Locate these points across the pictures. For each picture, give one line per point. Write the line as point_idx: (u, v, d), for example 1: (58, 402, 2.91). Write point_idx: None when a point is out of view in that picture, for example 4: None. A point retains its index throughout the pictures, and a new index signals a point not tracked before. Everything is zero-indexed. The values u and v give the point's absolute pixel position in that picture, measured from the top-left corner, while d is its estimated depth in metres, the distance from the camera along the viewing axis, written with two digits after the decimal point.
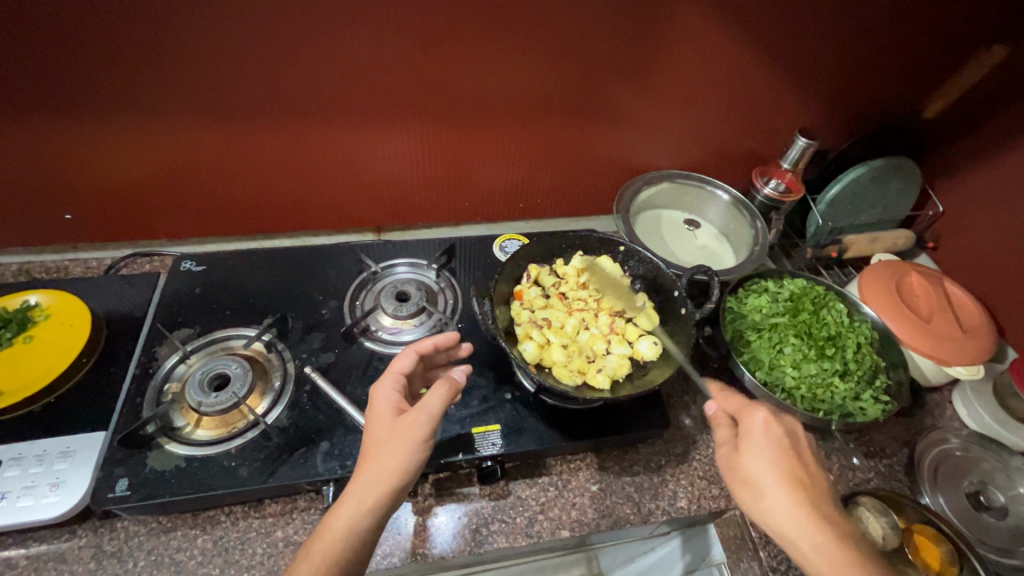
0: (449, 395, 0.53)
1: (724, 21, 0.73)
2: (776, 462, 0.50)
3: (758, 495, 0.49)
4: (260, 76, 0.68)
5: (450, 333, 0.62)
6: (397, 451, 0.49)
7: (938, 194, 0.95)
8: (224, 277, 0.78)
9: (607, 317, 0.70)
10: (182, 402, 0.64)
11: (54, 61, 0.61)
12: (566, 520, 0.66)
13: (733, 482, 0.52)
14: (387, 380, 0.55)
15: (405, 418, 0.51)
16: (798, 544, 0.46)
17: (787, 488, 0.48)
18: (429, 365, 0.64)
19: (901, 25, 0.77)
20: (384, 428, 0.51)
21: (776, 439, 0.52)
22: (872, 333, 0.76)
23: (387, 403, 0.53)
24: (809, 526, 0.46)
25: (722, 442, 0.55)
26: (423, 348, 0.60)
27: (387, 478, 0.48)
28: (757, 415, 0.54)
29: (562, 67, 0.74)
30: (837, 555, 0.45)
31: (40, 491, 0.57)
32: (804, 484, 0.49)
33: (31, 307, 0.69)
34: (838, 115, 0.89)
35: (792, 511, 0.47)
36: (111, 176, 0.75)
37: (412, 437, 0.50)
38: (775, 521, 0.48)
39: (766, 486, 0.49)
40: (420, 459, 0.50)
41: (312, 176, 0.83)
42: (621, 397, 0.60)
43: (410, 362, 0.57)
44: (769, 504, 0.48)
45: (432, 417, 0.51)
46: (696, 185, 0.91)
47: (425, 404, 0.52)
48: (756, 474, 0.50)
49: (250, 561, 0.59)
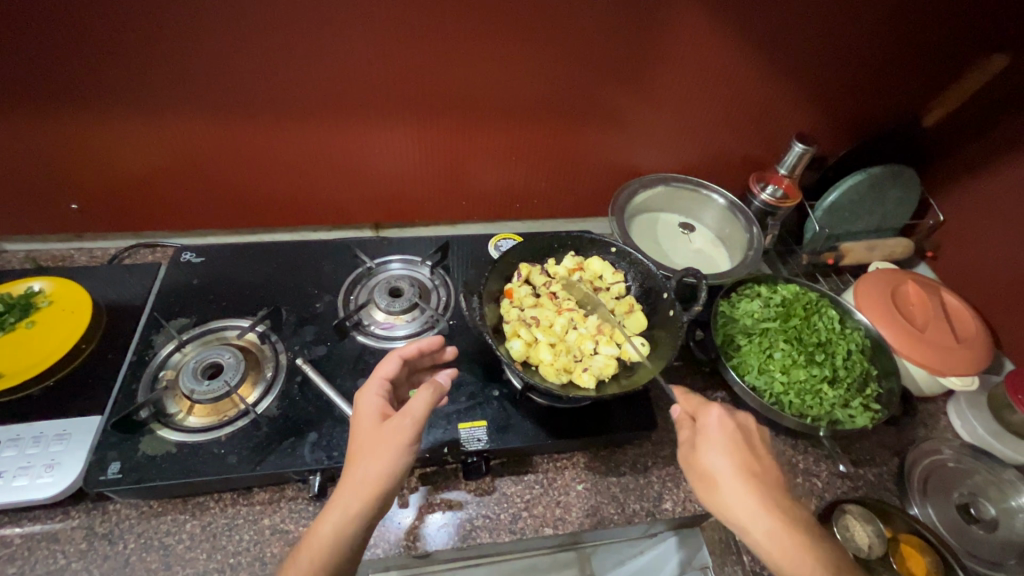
0: (433, 399, 0.53)
1: (721, 25, 0.73)
2: (733, 458, 0.51)
3: (718, 492, 0.50)
4: (260, 72, 0.69)
5: (432, 338, 0.62)
6: (382, 457, 0.49)
7: (939, 203, 0.94)
8: (222, 269, 0.80)
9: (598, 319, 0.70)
10: (175, 389, 0.65)
11: (61, 55, 0.62)
12: (550, 518, 0.66)
13: (694, 478, 0.53)
14: (371, 387, 0.55)
15: (390, 423, 0.51)
16: (758, 538, 0.48)
17: (745, 485, 0.50)
18: (415, 369, 0.65)
19: (901, 32, 0.76)
20: (368, 433, 0.51)
21: (731, 434, 0.53)
22: (864, 340, 0.77)
23: (371, 409, 0.53)
24: (769, 521, 0.48)
25: (682, 441, 0.56)
26: (407, 353, 0.60)
27: (371, 486, 0.48)
28: (713, 411, 0.55)
29: (557, 68, 0.75)
30: (792, 546, 0.47)
31: (35, 472, 0.59)
32: (761, 478, 0.51)
33: (34, 294, 0.71)
34: (837, 121, 0.89)
35: (751, 507, 0.49)
36: (115, 168, 0.77)
37: (396, 443, 0.50)
38: (735, 516, 0.49)
39: (723, 483, 0.50)
40: (405, 464, 0.50)
41: (310, 172, 0.84)
42: (606, 396, 0.60)
43: (394, 367, 0.58)
44: (727, 500, 0.50)
45: (416, 421, 0.51)
46: (692, 189, 0.91)
47: (410, 408, 0.51)
48: (715, 470, 0.51)
49: (237, 547, 0.60)
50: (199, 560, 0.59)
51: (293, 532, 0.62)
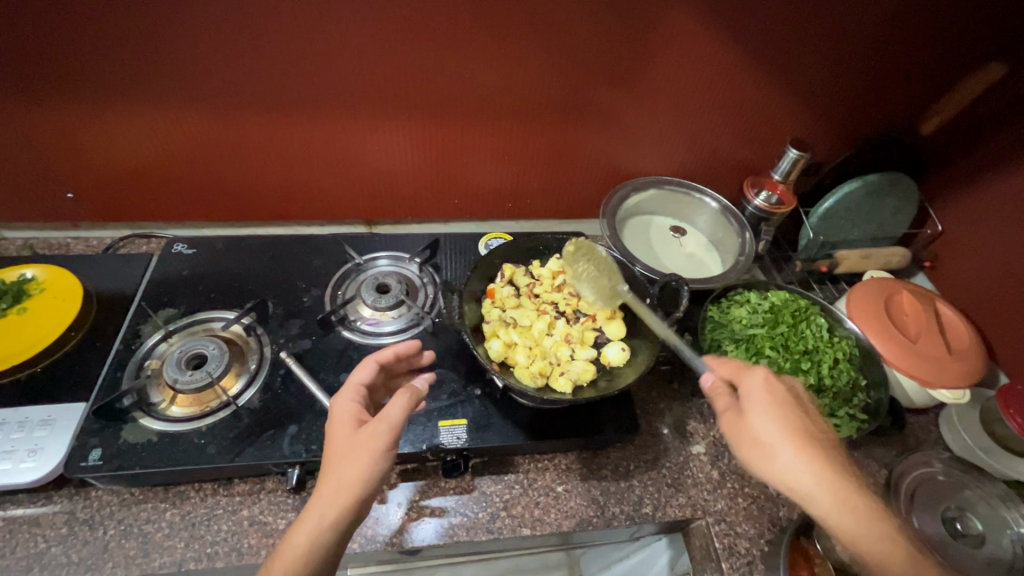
0: (410, 404, 0.53)
1: (714, 27, 0.72)
2: (785, 420, 0.50)
3: (775, 458, 0.49)
4: (251, 67, 0.69)
5: (410, 342, 0.63)
6: (358, 463, 0.49)
7: (938, 212, 0.92)
8: (213, 261, 0.80)
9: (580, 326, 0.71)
10: (159, 379, 0.66)
11: (56, 45, 0.63)
12: (528, 518, 0.66)
13: (740, 447, 0.52)
14: (347, 392, 0.56)
15: (366, 429, 0.51)
16: (820, 501, 0.47)
17: (803, 448, 0.49)
18: (391, 374, 0.65)
19: (898, 39, 0.76)
20: (343, 440, 0.51)
21: (780, 398, 0.52)
22: (853, 350, 0.76)
23: (348, 415, 0.53)
24: (833, 485, 0.47)
25: (724, 409, 0.54)
26: (385, 358, 0.60)
27: (346, 491, 0.48)
28: (758, 374, 0.54)
29: (550, 68, 0.75)
30: (861, 507, 0.47)
31: (18, 456, 0.60)
32: (816, 438, 0.50)
33: (27, 281, 0.72)
34: (835, 128, 0.88)
35: (811, 470, 0.48)
36: (111, 159, 0.78)
37: (373, 448, 0.50)
38: (797, 482, 0.48)
39: (780, 449, 0.49)
40: (380, 470, 0.49)
41: (303, 168, 0.84)
42: (581, 400, 0.60)
43: (370, 373, 0.58)
44: (786, 466, 0.48)
45: (392, 427, 0.51)
46: (685, 193, 0.90)
47: (386, 413, 0.51)
48: (769, 437, 0.50)
49: (215, 537, 0.61)
50: (177, 548, 0.59)
51: (271, 524, 0.62)
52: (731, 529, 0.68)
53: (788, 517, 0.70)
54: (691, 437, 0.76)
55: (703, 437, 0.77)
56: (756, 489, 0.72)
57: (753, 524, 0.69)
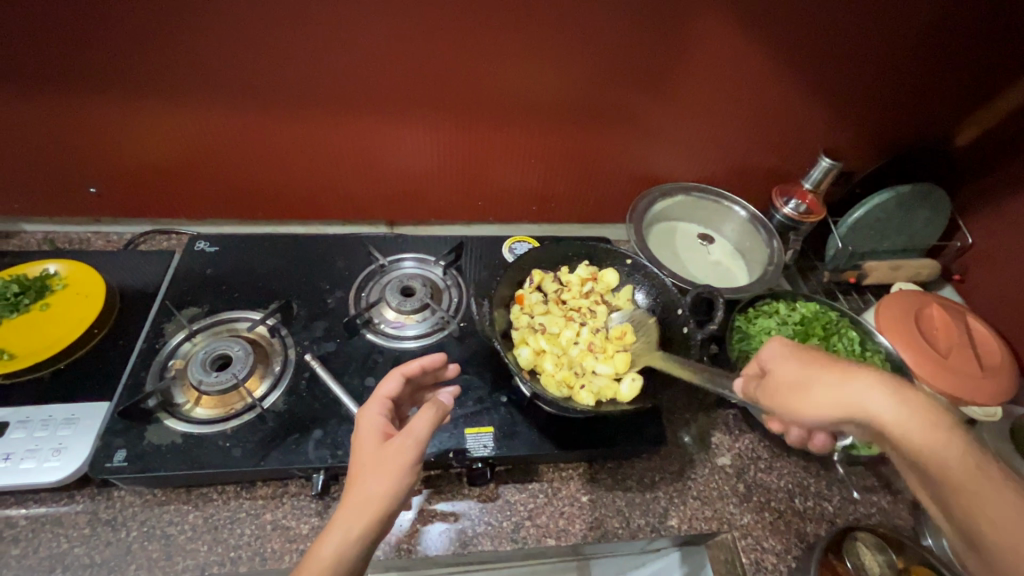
0: (437, 418, 0.52)
1: (750, 34, 0.71)
2: (811, 357, 0.52)
3: (807, 390, 0.50)
4: (281, 67, 0.69)
5: (435, 355, 0.61)
6: (385, 478, 0.48)
7: (969, 225, 0.91)
8: (236, 260, 0.80)
9: (602, 333, 0.70)
10: (184, 379, 0.65)
11: (86, 39, 0.63)
12: (552, 528, 0.65)
13: (782, 400, 0.52)
14: (373, 406, 0.54)
15: (392, 444, 0.50)
16: (870, 410, 0.46)
17: (828, 371, 0.50)
18: (417, 387, 0.63)
19: (936, 48, 0.74)
20: (369, 455, 0.50)
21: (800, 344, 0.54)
22: (884, 365, 0.75)
23: (374, 429, 0.52)
24: (872, 390, 0.46)
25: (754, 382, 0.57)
26: (409, 370, 0.59)
27: (372, 507, 0.47)
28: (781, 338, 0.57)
29: (582, 71, 0.74)
30: (911, 406, 0.44)
31: (42, 455, 0.59)
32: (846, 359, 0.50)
33: (50, 276, 0.71)
34: (866, 137, 0.87)
35: (851, 386, 0.47)
36: (134, 154, 0.77)
37: (399, 463, 0.48)
38: (836, 403, 0.48)
39: (809, 380, 0.50)
40: (405, 485, 0.49)
41: (327, 167, 0.83)
42: (605, 413, 0.59)
43: (395, 386, 0.57)
44: (818, 392, 0.49)
45: (419, 442, 0.50)
46: (713, 201, 0.90)
47: (412, 428, 0.50)
48: (797, 375, 0.51)
49: (238, 541, 0.60)
50: (200, 551, 0.59)
51: (294, 529, 0.61)
52: (757, 544, 0.67)
53: (815, 532, 0.69)
54: (716, 449, 0.75)
55: (728, 449, 0.76)
56: (782, 503, 0.71)
57: (779, 539, 0.68)
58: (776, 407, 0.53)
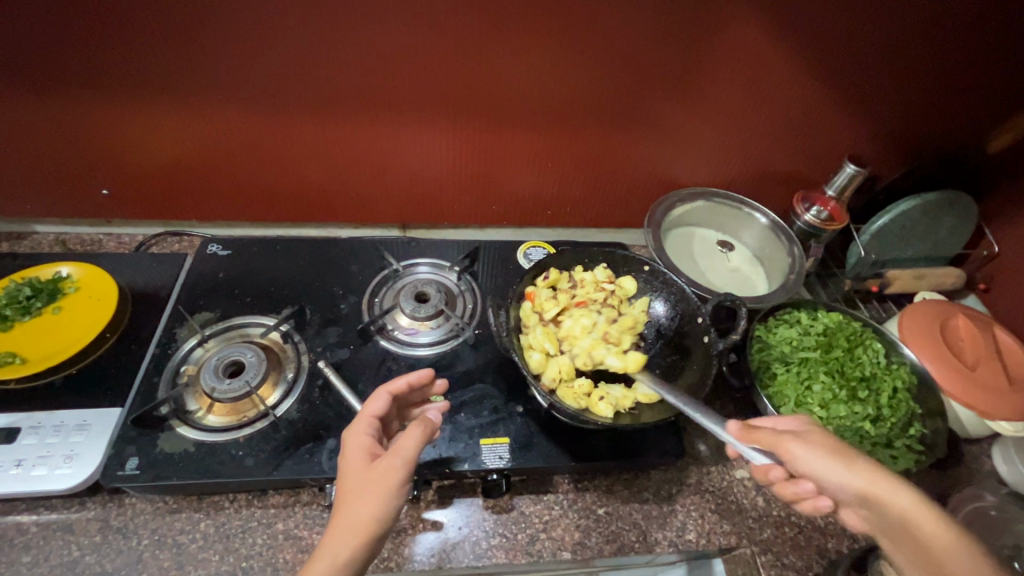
0: (425, 436, 0.51)
1: (776, 38, 0.69)
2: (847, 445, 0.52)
3: (853, 460, 0.49)
4: (298, 69, 0.68)
5: (423, 370, 0.59)
6: (372, 499, 0.47)
7: (996, 233, 0.89)
8: (248, 265, 0.79)
9: (619, 321, 0.68)
10: (196, 386, 0.64)
11: (102, 41, 0.62)
12: (568, 541, 0.64)
13: (817, 456, 0.50)
14: (360, 425, 0.53)
15: (379, 464, 0.49)
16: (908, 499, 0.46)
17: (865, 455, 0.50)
18: (405, 404, 0.62)
19: (968, 53, 0.72)
20: (355, 477, 0.49)
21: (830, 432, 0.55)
22: (911, 378, 0.72)
23: (359, 449, 0.51)
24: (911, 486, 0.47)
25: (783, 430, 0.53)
26: (396, 388, 0.58)
27: (360, 533, 0.46)
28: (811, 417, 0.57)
29: (602, 75, 0.72)
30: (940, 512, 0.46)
31: (54, 462, 0.58)
32: None
33: (62, 279, 0.71)
34: (892, 143, 0.85)
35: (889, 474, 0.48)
36: (146, 156, 0.77)
37: (385, 485, 0.48)
38: (882, 481, 0.47)
39: (854, 455, 0.50)
40: (392, 508, 0.48)
41: (342, 170, 0.82)
42: (623, 426, 0.57)
43: (382, 405, 0.55)
44: (867, 466, 0.48)
45: (407, 462, 0.49)
46: (734, 207, 0.88)
47: (399, 447, 0.49)
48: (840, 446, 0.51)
49: (249, 551, 0.59)
50: (211, 561, 0.58)
51: (306, 539, 0.60)
52: (777, 560, 0.66)
53: (837, 549, 0.67)
54: (734, 461, 0.74)
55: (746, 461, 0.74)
56: (803, 518, 0.69)
57: (800, 555, 0.66)
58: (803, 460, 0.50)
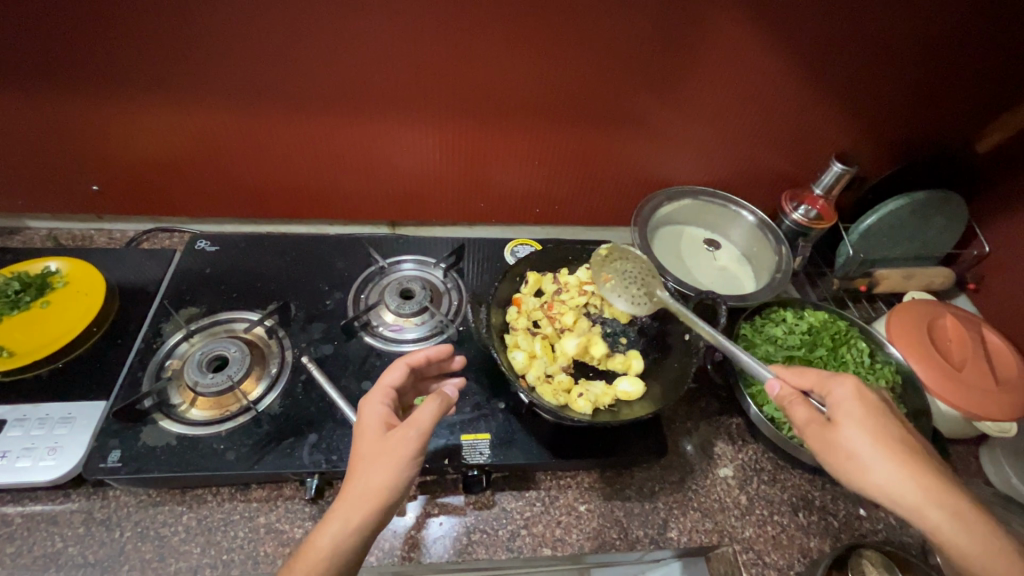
0: (441, 410, 0.51)
1: (761, 37, 0.69)
2: (880, 435, 0.47)
3: (870, 472, 0.46)
4: (282, 68, 0.68)
5: (442, 346, 0.61)
6: (386, 468, 0.47)
7: (986, 233, 0.89)
8: (236, 261, 0.80)
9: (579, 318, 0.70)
10: (180, 380, 0.65)
11: (87, 40, 0.62)
12: (549, 538, 0.64)
13: (831, 459, 0.49)
14: (376, 395, 0.54)
15: (394, 434, 0.49)
16: (930, 518, 0.45)
17: (895, 456, 0.46)
18: (421, 376, 0.64)
19: (954, 53, 0.72)
20: (371, 444, 0.49)
21: (872, 408, 0.49)
22: (895, 377, 0.72)
23: (376, 419, 0.52)
24: (937, 495, 0.45)
25: (806, 420, 0.51)
26: (415, 360, 0.59)
27: (373, 497, 0.47)
28: (845, 385, 0.51)
29: (587, 75, 0.72)
30: (963, 516, 0.45)
31: (38, 454, 0.59)
32: (909, 446, 0.47)
33: (50, 274, 0.72)
34: (880, 143, 0.84)
35: (916, 484, 0.45)
36: (135, 153, 0.77)
37: (400, 455, 0.48)
38: (899, 497, 0.45)
39: (875, 463, 0.46)
40: (406, 477, 0.48)
41: (329, 168, 0.83)
42: (600, 422, 0.57)
43: (400, 375, 0.56)
44: (884, 480, 0.46)
45: (422, 434, 0.49)
46: (721, 205, 0.88)
47: (415, 419, 0.49)
48: (863, 450, 0.47)
49: (231, 544, 0.59)
50: (193, 553, 0.58)
51: (287, 532, 0.61)
52: (758, 559, 0.65)
53: (819, 548, 0.67)
54: (718, 459, 0.74)
55: (731, 460, 0.74)
56: (786, 517, 0.69)
57: (782, 555, 0.66)
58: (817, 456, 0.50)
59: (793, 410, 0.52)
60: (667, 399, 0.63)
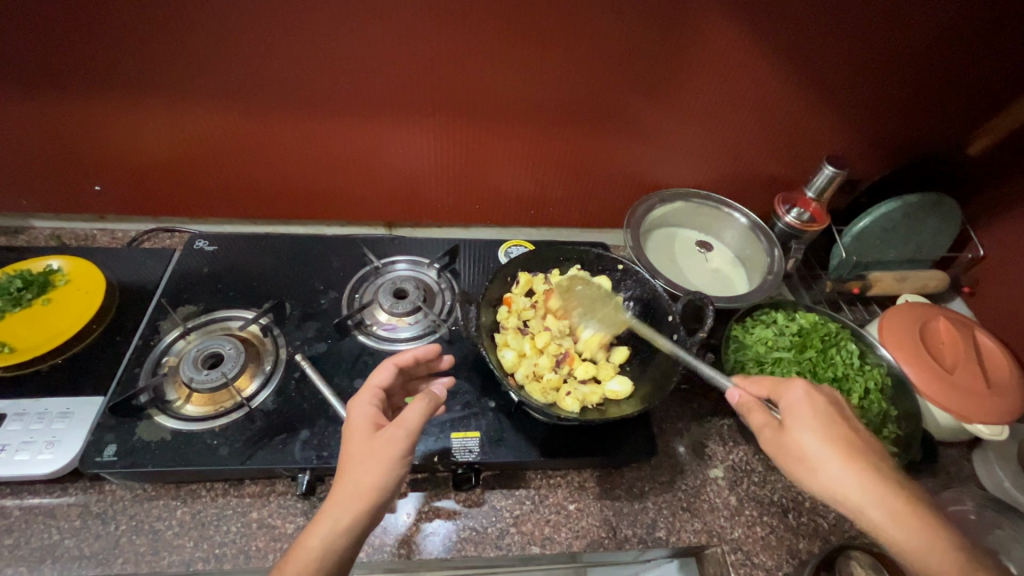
0: (429, 409, 0.52)
1: (750, 42, 0.70)
2: (830, 435, 0.49)
3: (819, 471, 0.48)
4: (279, 72, 0.70)
5: (429, 347, 0.62)
6: (374, 468, 0.48)
7: (980, 236, 0.89)
8: (233, 260, 0.81)
9: (552, 318, 0.71)
10: (175, 376, 0.66)
11: (89, 44, 0.64)
12: (538, 536, 0.64)
13: (785, 462, 0.50)
14: (364, 395, 0.55)
15: (383, 433, 0.50)
16: (875, 519, 0.45)
17: (843, 456, 0.47)
18: (409, 378, 0.65)
19: (944, 57, 0.72)
20: (360, 444, 0.50)
21: (822, 410, 0.51)
22: (886, 379, 0.72)
23: (364, 419, 0.53)
24: (883, 495, 0.45)
25: (762, 425, 0.53)
26: (402, 361, 0.60)
27: (363, 497, 0.47)
28: (797, 389, 0.53)
29: (578, 79, 0.73)
30: (913, 519, 0.45)
31: (36, 448, 0.60)
32: (859, 448, 0.48)
33: (52, 272, 0.73)
34: (871, 146, 0.85)
35: (863, 483, 0.46)
36: (135, 154, 0.79)
37: (389, 455, 0.49)
38: (845, 495, 0.46)
39: (824, 463, 0.47)
40: (395, 477, 0.49)
41: (326, 169, 0.84)
42: (587, 420, 0.58)
43: (388, 376, 0.57)
44: (831, 479, 0.47)
45: (409, 433, 0.50)
46: (713, 207, 0.88)
47: (403, 419, 0.51)
48: (813, 450, 0.48)
49: (223, 539, 0.60)
50: (186, 547, 0.59)
51: (279, 528, 0.61)
52: (747, 559, 0.65)
53: (809, 550, 0.67)
54: (709, 460, 0.74)
55: (721, 460, 0.74)
56: (775, 518, 0.69)
57: (771, 555, 0.66)
58: (773, 459, 0.51)
59: (749, 416, 0.54)
60: (654, 399, 0.63)
